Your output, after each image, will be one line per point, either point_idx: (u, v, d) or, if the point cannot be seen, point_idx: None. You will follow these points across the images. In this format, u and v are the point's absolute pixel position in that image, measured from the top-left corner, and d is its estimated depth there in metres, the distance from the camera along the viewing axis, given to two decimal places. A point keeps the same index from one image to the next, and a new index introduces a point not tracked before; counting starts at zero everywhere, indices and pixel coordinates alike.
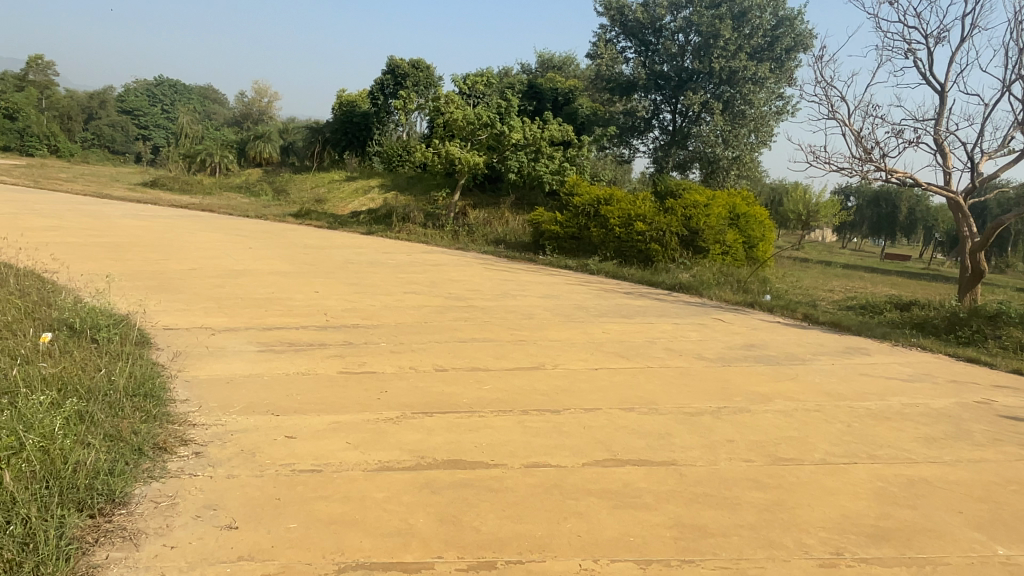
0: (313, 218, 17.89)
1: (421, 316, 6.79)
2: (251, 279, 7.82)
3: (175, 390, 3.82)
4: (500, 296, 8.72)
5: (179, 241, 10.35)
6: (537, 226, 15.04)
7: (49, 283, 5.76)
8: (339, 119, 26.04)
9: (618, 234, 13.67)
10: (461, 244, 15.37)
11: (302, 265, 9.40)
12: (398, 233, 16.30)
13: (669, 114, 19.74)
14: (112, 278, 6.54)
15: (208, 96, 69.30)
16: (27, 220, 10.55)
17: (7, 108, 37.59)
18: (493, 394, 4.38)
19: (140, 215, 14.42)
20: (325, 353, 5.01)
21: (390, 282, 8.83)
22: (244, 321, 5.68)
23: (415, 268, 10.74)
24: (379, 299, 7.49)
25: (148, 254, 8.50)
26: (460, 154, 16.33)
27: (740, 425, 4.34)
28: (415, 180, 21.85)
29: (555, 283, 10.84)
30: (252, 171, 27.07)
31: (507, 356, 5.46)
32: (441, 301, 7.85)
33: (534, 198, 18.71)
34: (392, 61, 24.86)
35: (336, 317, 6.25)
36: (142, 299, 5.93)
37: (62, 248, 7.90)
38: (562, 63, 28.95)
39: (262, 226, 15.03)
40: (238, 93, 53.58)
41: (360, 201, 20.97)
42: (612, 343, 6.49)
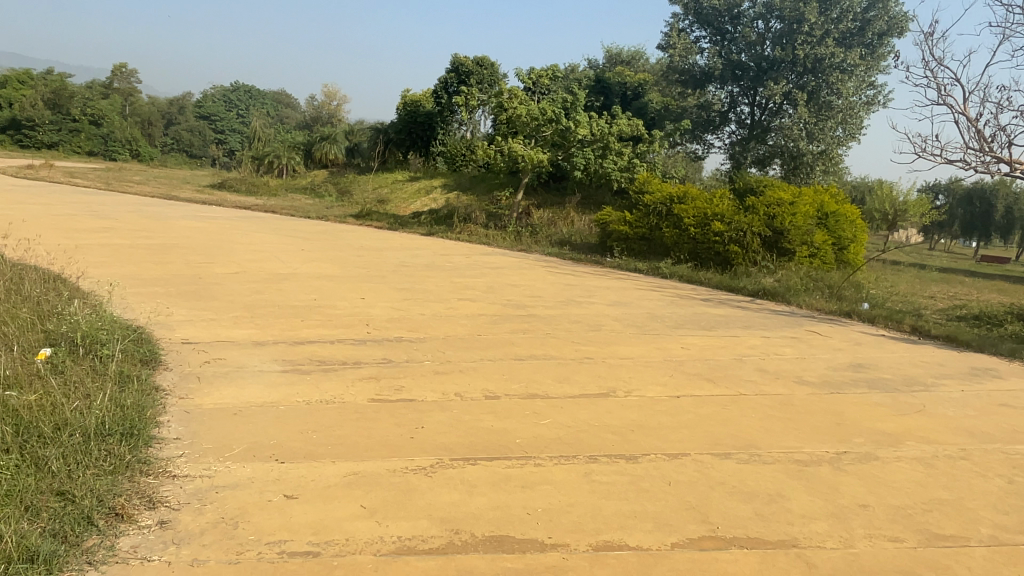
0: (374, 218, 17.47)
1: (475, 328, 6.02)
2: (294, 284, 7.24)
3: (167, 424, 3.17)
4: (565, 304, 7.89)
5: (230, 243, 9.95)
6: (605, 227, 14.13)
7: (65, 287, 5.25)
8: (403, 119, 25.72)
9: (692, 235, 12.61)
10: (525, 245, 14.61)
11: (351, 269, 8.80)
12: (459, 233, 15.68)
13: (746, 106, 18.45)
14: (141, 287, 6.04)
15: (281, 99, 70.98)
16: (82, 221, 10.38)
17: (92, 114, 39.18)
18: (555, 432, 3.55)
19: (201, 216, 14.27)
20: (358, 373, 4.30)
21: (444, 287, 8.11)
22: (273, 334, 5.03)
23: (474, 272, 10.03)
24: (431, 306, 6.78)
25: (192, 258, 8.06)
26: (524, 151, 15.58)
27: (871, 483, 3.38)
28: (478, 180, 21.22)
29: (625, 289, 9.91)
30: (318, 173, 27.09)
31: (571, 379, 4.63)
32: (498, 309, 7.07)
33: (601, 197, 17.78)
34: (456, 59, 24.38)
35: (378, 329, 5.55)
36: (165, 310, 5.37)
37: (102, 252, 7.52)
38: (631, 58, 27.88)
39: (320, 227, 14.67)
40: (309, 98, 54.55)
41: (421, 201, 20.54)
42: (695, 362, 5.56)
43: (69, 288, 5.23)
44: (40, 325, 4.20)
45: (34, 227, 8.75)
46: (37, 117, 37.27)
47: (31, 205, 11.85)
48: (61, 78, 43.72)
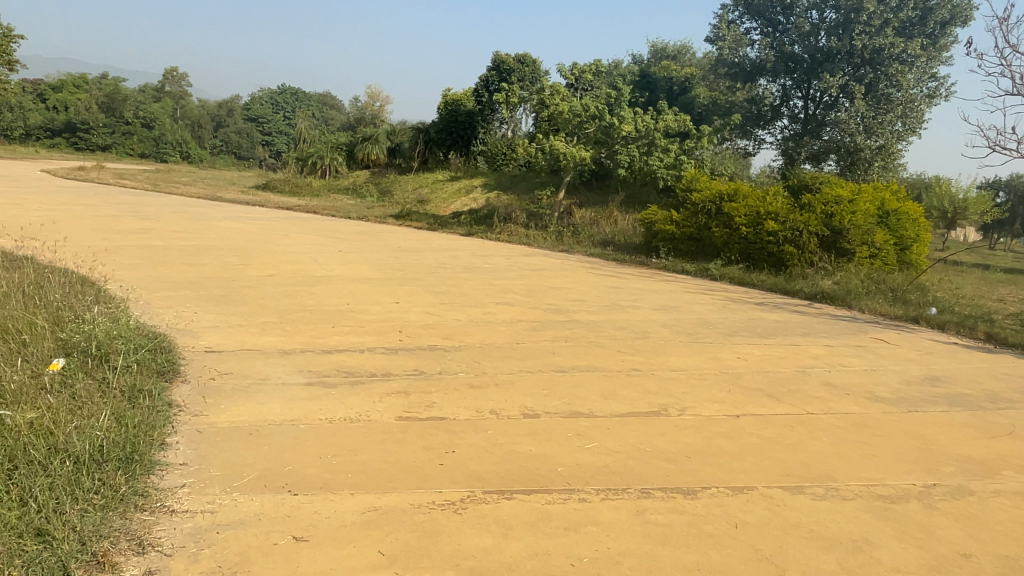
0: (414, 218, 17.27)
1: (514, 335, 5.67)
2: (328, 287, 7.00)
3: (175, 447, 2.89)
4: (609, 308, 7.48)
5: (267, 244, 9.81)
6: (650, 226, 13.64)
7: (87, 292, 5.07)
8: (444, 118, 25.55)
9: (744, 235, 12.03)
10: (566, 245, 14.22)
11: (387, 270, 8.55)
12: (500, 233, 15.36)
13: (799, 100, 17.69)
14: (170, 292, 5.86)
15: (326, 101, 71.81)
16: (123, 223, 10.40)
17: (144, 117, 40.21)
18: (601, 459, 3.18)
19: (242, 217, 14.26)
20: (388, 386, 3.98)
21: (483, 291, 7.78)
22: (300, 342, 4.76)
23: (514, 274, 9.69)
24: (468, 311, 6.46)
25: (227, 259, 7.91)
26: (566, 149, 15.17)
27: (970, 524, 2.92)
28: (519, 178, 20.88)
29: (672, 292, 9.44)
30: (360, 173, 27.12)
31: (618, 395, 4.24)
32: (539, 314, 6.71)
33: (645, 195, 17.25)
34: (498, 56, 24.12)
35: (411, 336, 5.25)
36: (191, 316, 5.16)
37: (136, 255, 7.41)
38: (676, 53, 27.20)
39: (359, 227, 14.52)
40: (352, 100, 54.99)
41: (462, 201, 20.32)
42: (753, 376, 5.11)
43: (92, 293, 5.05)
44: (52, 333, 3.99)
45: (73, 229, 8.73)
46: (92, 120, 38.47)
47: (75, 207, 11.96)
48: (115, 83, 45.07)
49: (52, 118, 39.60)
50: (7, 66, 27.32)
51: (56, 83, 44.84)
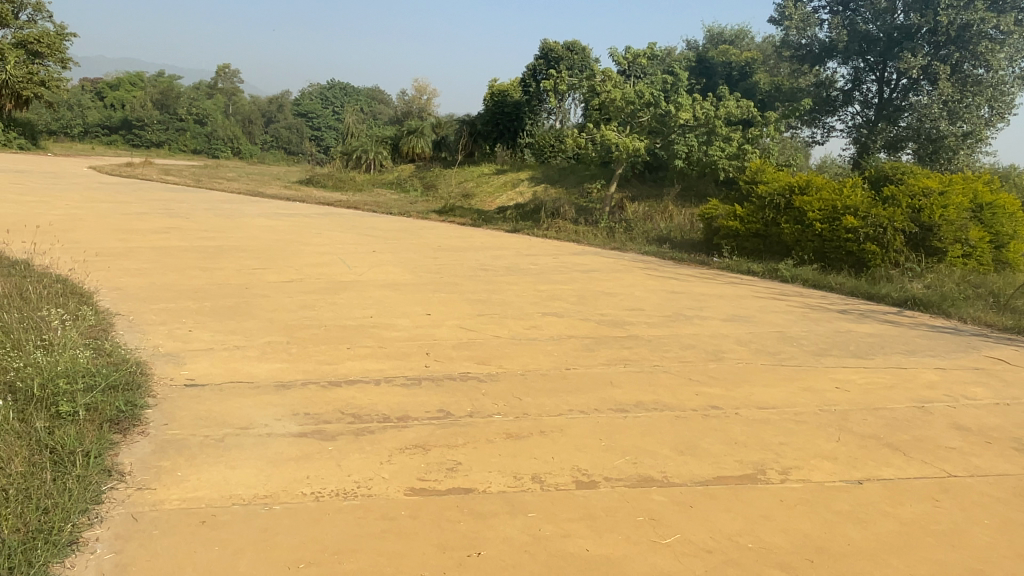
0: (457, 214, 16.46)
1: (563, 358, 4.76)
2: (353, 294, 6.21)
3: (91, 550, 2.08)
4: (673, 320, 6.49)
5: (297, 244, 9.11)
6: (711, 222, 12.52)
7: (61, 304, 4.34)
8: (490, 110, 24.71)
9: (819, 232, 10.82)
10: (619, 242, 13.21)
11: (422, 273, 7.73)
12: (547, 229, 14.40)
13: (873, 84, 16.24)
14: (170, 304, 5.13)
15: (376, 96, 71.92)
16: (149, 221, 9.85)
17: (197, 114, 40.53)
18: (689, 567, 2.26)
19: (279, 213, 13.68)
20: (402, 437, 3.12)
21: (528, 298, 6.88)
22: (304, 370, 3.94)
23: (563, 276, 8.76)
24: (510, 326, 5.57)
25: (248, 262, 7.20)
26: (618, 139, 14.11)
27: None
28: (568, 171, 19.93)
29: (740, 298, 8.37)
30: (405, 167, 26.47)
31: (699, 450, 3.30)
32: (592, 328, 5.79)
33: (703, 187, 16.09)
34: (546, 44, 23.27)
35: (439, 360, 4.39)
36: (184, 334, 4.39)
37: (148, 258, 6.76)
38: (734, 37, 25.76)
39: (399, 223, 13.79)
40: (400, 95, 54.60)
41: (507, 195, 19.45)
42: (864, 418, 4.08)
43: (67, 306, 4.32)
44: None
45: (91, 229, 8.17)
46: (147, 117, 38.99)
47: (106, 204, 11.51)
48: (170, 80, 45.71)
49: (109, 115, 40.26)
50: (59, 63, 27.59)
51: (114, 81, 45.76)
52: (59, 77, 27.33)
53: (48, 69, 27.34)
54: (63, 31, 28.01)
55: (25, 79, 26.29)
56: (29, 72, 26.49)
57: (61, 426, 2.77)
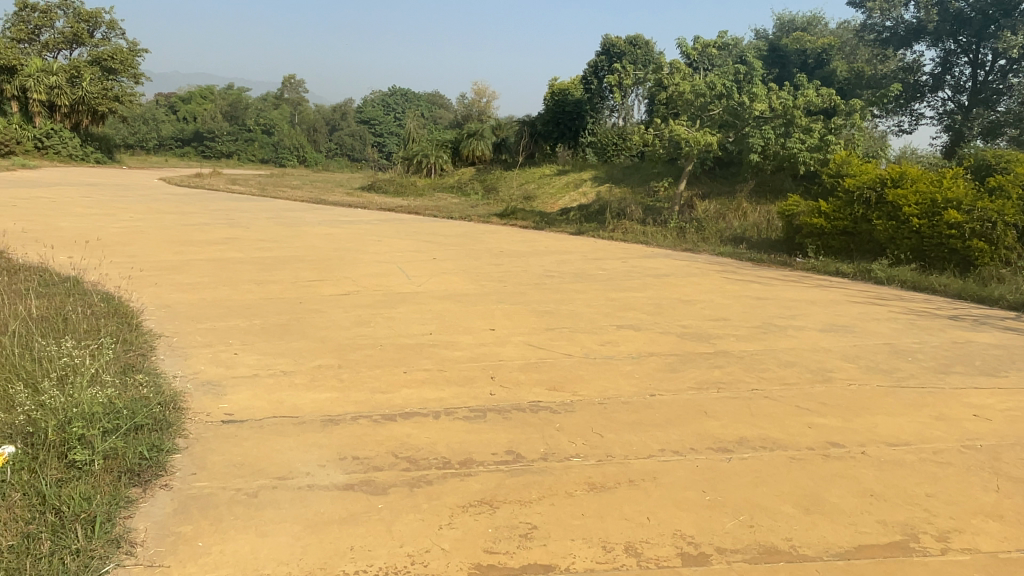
0: (519, 216, 15.99)
1: (647, 382, 4.18)
2: (411, 307, 5.77)
3: None
4: (764, 333, 5.80)
5: (356, 252, 8.80)
6: (792, 220, 11.62)
7: (99, 331, 4.03)
8: (550, 109, 24.19)
9: (916, 228, 9.84)
10: (691, 243, 12.48)
11: (485, 282, 7.26)
12: (613, 231, 13.75)
13: (967, 66, 14.95)
14: (218, 322, 4.80)
15: (436, 101, 72.41)
16: (209, 232, 9.73)
17: (265, 125, 41.48)
18: None
19: (339, 220, 13.49)
20: (466, 489, 2.61)
21: (599, 309, 6.31)
22: (356, 400, 3.51)
23: (635, 282, 8.15)
24: (583, 342, 5.02)
25: (304, 274, 6.89)
26: (688, 134, 13.30)
27: None
28: (633, 169, 19.20)
29: (833, 304, 7.57)
30: (466, 170, 26.20)
31: (829, 510, 2.68)
32: (675, 344, 5.17)
33: (780, 183, 15.14)
34: (607, 39, 22.78)
35: (505, 385, 3.87)
36: (229, 357, 4.02)
37: (202, 272, 6.51)
38: (807, 24, 24.47)
39: (460, 228, 13.41)
40: (461, 98, 54.65)
41: (570, 196, 18.87)
42: (1021, 458, 3.36)
43: (104, 333, 4.00)
44: (3, 395, 2.88)
45: (150, 241, 8.05)
46: (217, 129, 40.17)
47: (170, 216, 11.53)
48: (238, 92, 47.09)
49: (181, 128, 41.67)
50: (133, 79, 28.66)
51: (186, 95, 47.51)
52: (133, 92, 28.38)
53: (122, 85, 28.42)
54: (136, 47, 29.16)
55: (101, 95, 27.43)
56: (105, 88, 27.60)
57: (70, 482, 2.38)
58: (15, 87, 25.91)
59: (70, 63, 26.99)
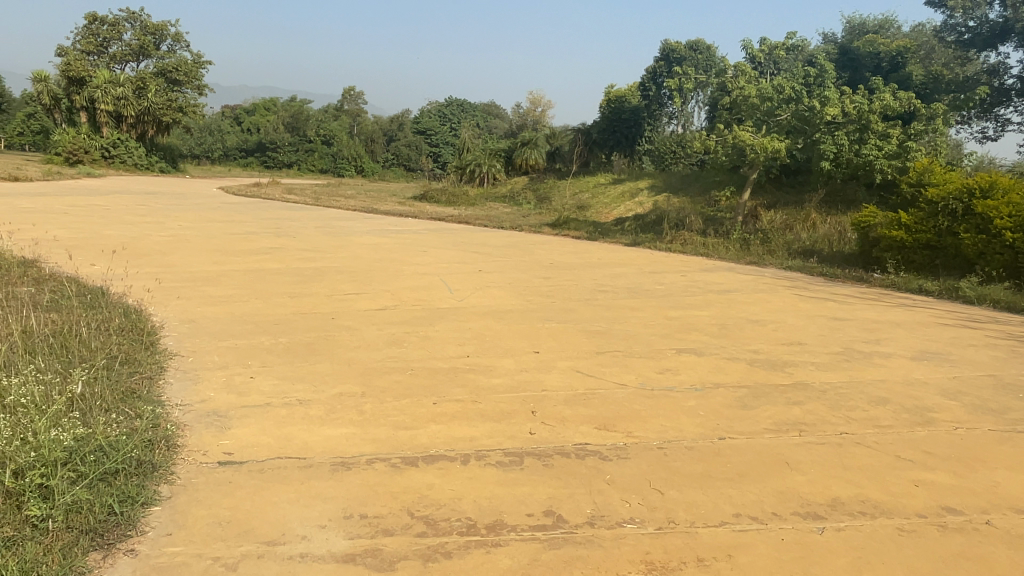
0: (572, 226, 15.48)
1: (713, 421, 3.60)
2: (450, 325, 5.32)
3: None
4: (846, 362, 5.12)
5: (400, 264, 8.42)
6: (867, 232, 10.78)
7: (103, 353, 3.69)
8: (606, 117, 23.63)
9: (1011, 242, 8.89)
10: (755, 256, 11.73)
11: (533, 297, 6.76)
12: (670, 242, 13.10)
13: None
14: (240, 339, 4.44)
15: (492, 111, 72.55)
16: (253, 241, 9.54)
17: (324, 135, 42.02)
18: None
19: (387, 230, 13.22)
20: (491, 564, 2.13)
21: (657, 329, 5.73)
22: (376, 437, 3.05)
23: (696, 299, 7.52)
24: (639, 369, 4.46)
25: (342, 286, 6.52)
26: (754, 140, 12.51)
27: None
28: (692, 178, 18.45)
29: (919, 326, 6.79)
30: (519, 179, 25.79)
31: None
32: (744, 374, 4.56)
33: (852, 193, 14.22)
34: (667, 45, 22.20)
35: (548, 422, 3.37)
36: (243, 382, 3.63)
37: (235, 283, 6.21)
38: (879, 27, 23.25)
39: (510, 238, 12.98)
40: (516, 108, 54.46)
41: (625, 206, 18.25)
42: None
43: (110, 356, 3.67)
44: None
45: (190, 251, 7.85)
46: (278, 140, 41.01)
47: (218, 224, 11.43)
48: (298, 103, 48.04)
49: (244, 139, 42.70)
50: (197, 90, 29.48)
51: (249, 107, 48.81)
52: (195, 103, 29.20)
53: (186, 96, 29.27)
54: (200, 60, 30.03)
55: (165, 106, 28.29)
56: (169, 99, 28.46)
57: (16, 545, 2.00)
58: (85, 98, 26.89)
59: (137, 75, 27.88)
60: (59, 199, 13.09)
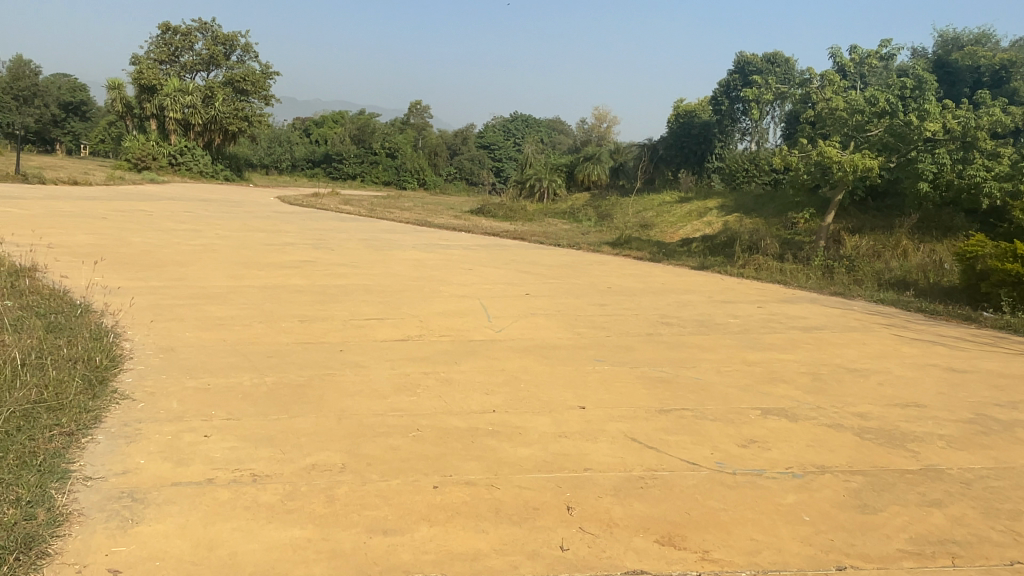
0: (634, 246, 14.41)
1: (824, 535, 2.54)
2: (479, 364, 4.38)
3: None
4: (986, 439, 3.93)
5: (438, 283, 7.57)
6: (974, 264, 9.33)
7: (26, 397, 2.91)
8: (674, 133, 22.49)
9: None
10: (841, 287, 10.41)
11: (584, 330, 5.77)
12: (742, 267, 11.86)
13: None
14: (216, 377, 3.61)
15: (557, 127, 71.80)
16: (286, 253, 8.86)
17: (389, 148, 41.81)
18: None
19: (435, 244, 12.41)
20: None
21: (734, 379, 4.65)
22: (337, 547, 2.14)
23: (777, 338, 6.38)
24: (715, 443, 3.41)
25: (365, 309, 5.68)
26: (841, 157, 11.16)
27: None
28: (766, 199, 17.11)
29: None
30: (581, 195, 24.75)
31: None
32: (856, 456, 3.45)
33: (949, 219, 12.71)
34: (743, 56, 21.47)
35: (588, 529, 2.39)
36: (191, 443, 2.78)
37: (244, 302, 5.45)
38: (977, 41, 21.34)
39: (566, 257, 12.00)
40: (581, 124, 53.58)
41: (693, 225, 17.04)
42: None
43: (31, 401, 2.87)
44: None
45: (211, 263, 7.20)
46: (344, 151, 41.23)
47: (258, 234, 10.84)
48: (365, 116, 48.41)
49: (312, 150, 43.16)
50: (263, 100, 29.75)
51: (318, 118, 49.46)
52: (261, 113, 29.39)
53: (253, 107, 29.43)
54: (267, 70, 30.36)
55: (232, 115, 28.57)
56: (236, 108, 28.76)
57: None
58: (155, 107, 27.48)
59: (206, 84, 28.31)
60: (108, 203, 12.85)
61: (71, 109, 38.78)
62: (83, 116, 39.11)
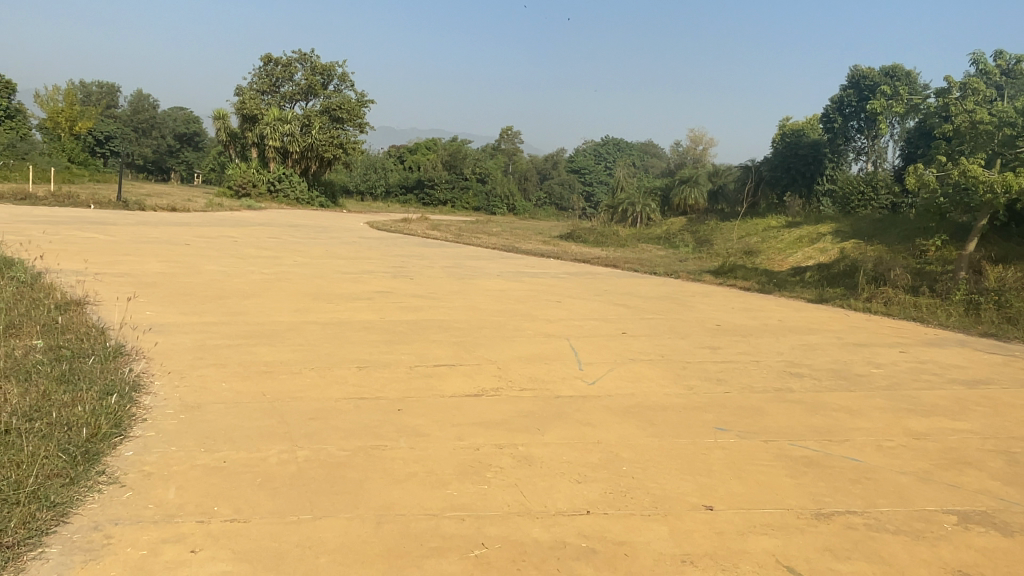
0: (739, 275, 13.07)
1: None
2: (569, 434, 3.46)
3: None
4: None
5: (522, 320, 6.71)
6: None
7: None
8: (779, 153, 20.90)
9: None
10: (992, 326, 8.80)
11: (696, 384, 4.74)
12: (868, 301, 10.37)
13: None
14: (237, 450, 2.87)
15: (648, 150, 70.57)
16: (362, 283, 8.27)
17: (479, 173, 42.11)
18: None
19: (521, 272, 11.64)
20: None
21: (906, 463, 3.51)
22: None
23: (939, 396, 5.11)
24: None
25: (435, 354, 4.88)
26: (990, 175, 9.57)
27: None
28: (888, 224, 15.38)
29: None
30: (676, 219, 23.38)
31: None
32: None
33: None
34: (858, 70, 19.81)
35: None
36: (169, 567, 2.00)
37: (301, 343, 4.77)
38: None
39: (664, 288, 10.92)
40: (676, 148, 52.04)
41: (803, 253, 15.49)
42: None
43: None
44: None
45: (279, 294, 6.65)
46: (436, 176, 40.89)
47: (338, 261, 10.39)
48: (456, 142, 48.56)
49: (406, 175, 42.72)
50: (358, 127, 30.06)
51: (412, 145, 50.27)
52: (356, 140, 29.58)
53: (347, 133, 29.67)
54: (364, 98, 30.73)
55: (328, 142, 28.94)
56: (333, 136, 29.00)
57: None
58: (256, 134, 28.38)
59: (305, 113, 29.00)
60: (198, 229, 12.85)
61: (186, 140, 40.69)
62: (196, 146, 41.01)
